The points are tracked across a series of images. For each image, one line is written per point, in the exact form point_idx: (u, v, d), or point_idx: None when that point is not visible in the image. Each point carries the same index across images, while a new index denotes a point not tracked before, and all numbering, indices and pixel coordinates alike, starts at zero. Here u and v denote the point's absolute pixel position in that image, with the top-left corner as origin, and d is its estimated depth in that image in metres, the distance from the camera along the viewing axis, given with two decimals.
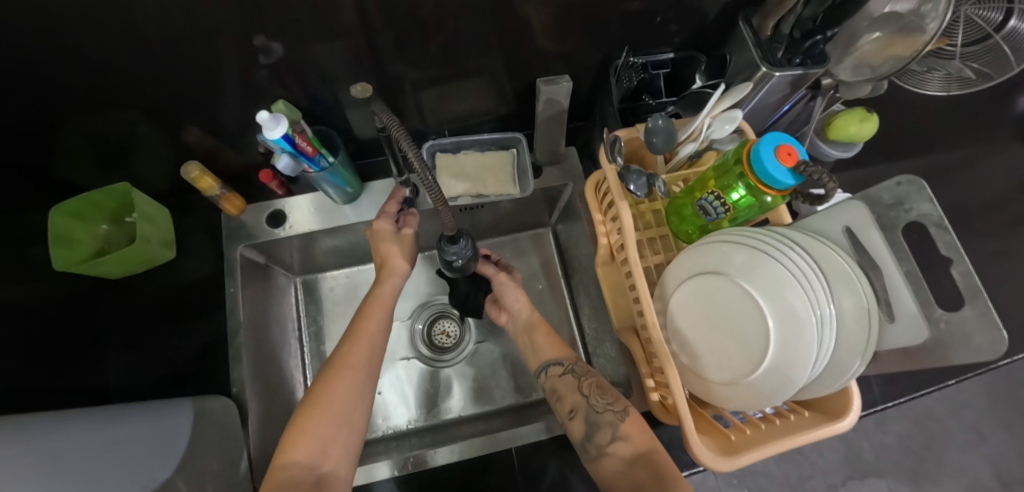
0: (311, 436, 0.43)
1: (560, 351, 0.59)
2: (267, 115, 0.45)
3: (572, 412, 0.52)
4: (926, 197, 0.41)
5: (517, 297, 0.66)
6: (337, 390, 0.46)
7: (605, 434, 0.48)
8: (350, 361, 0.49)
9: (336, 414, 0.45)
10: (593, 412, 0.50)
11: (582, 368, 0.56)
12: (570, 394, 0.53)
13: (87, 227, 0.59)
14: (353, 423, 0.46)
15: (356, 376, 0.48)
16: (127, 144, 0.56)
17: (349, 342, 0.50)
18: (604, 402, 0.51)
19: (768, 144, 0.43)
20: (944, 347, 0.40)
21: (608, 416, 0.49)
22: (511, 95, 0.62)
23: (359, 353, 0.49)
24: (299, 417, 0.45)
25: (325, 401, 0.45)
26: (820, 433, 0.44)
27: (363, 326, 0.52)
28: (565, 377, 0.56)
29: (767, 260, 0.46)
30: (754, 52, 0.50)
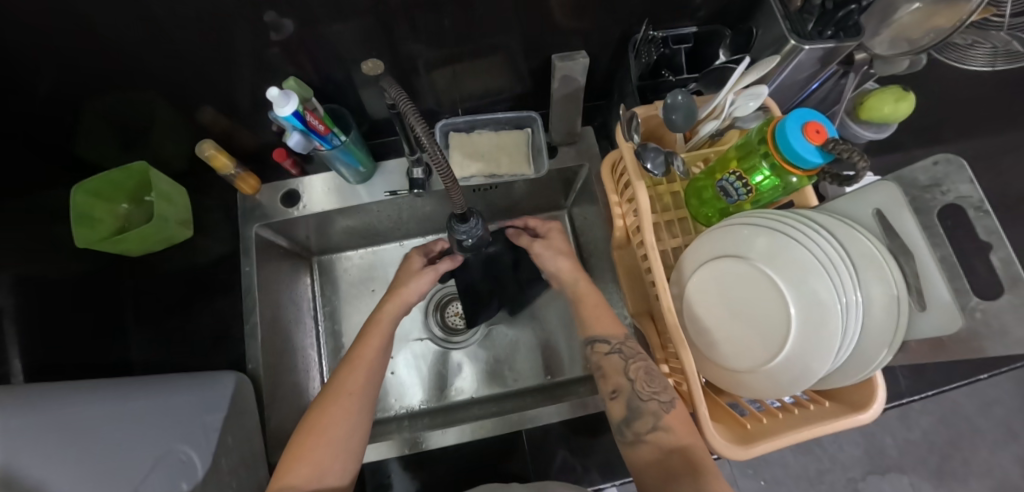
0: (308, 461, 0.45)
1: (612, 327, 0.55)
2: (277, 92, 0.44)
3: (614, 392, 0.51)
4: (966, 177, 0.38)
5: (558, 265, 0.63)
6: (332, 419, 0.48)
7: (646, 422, 0.47)
8: (348, 387, 0.50)
9: (333, 442, 0.46)
10: (636, 397, 0.49)
11: (630, 348, 0.53)
12: (614, 375, 0.52)
13: (108, 206, 0.60)
14: (347, 452, 0.47)
15: (351, 407, 0.49)
16: (143, 123, 0.56)
17: (347, 369, 0.52)
18: (650, 390, 0.48)
19: (795, 121, 0.41)
20: (976, 339, 0.38)
21: (652, 406, 0.47)
22: (526, 73, 0.60)
23: (351, 381, 0.51)
24: (296, 444, 0.46)
25: (322, 428, 0.47)
26: (839, 424, 0.43)
27: (360, 353, 0.53)
28: (612, 356, 0.53)
29: (789, 244, 0.44)
30: (782, 23, 0.47)
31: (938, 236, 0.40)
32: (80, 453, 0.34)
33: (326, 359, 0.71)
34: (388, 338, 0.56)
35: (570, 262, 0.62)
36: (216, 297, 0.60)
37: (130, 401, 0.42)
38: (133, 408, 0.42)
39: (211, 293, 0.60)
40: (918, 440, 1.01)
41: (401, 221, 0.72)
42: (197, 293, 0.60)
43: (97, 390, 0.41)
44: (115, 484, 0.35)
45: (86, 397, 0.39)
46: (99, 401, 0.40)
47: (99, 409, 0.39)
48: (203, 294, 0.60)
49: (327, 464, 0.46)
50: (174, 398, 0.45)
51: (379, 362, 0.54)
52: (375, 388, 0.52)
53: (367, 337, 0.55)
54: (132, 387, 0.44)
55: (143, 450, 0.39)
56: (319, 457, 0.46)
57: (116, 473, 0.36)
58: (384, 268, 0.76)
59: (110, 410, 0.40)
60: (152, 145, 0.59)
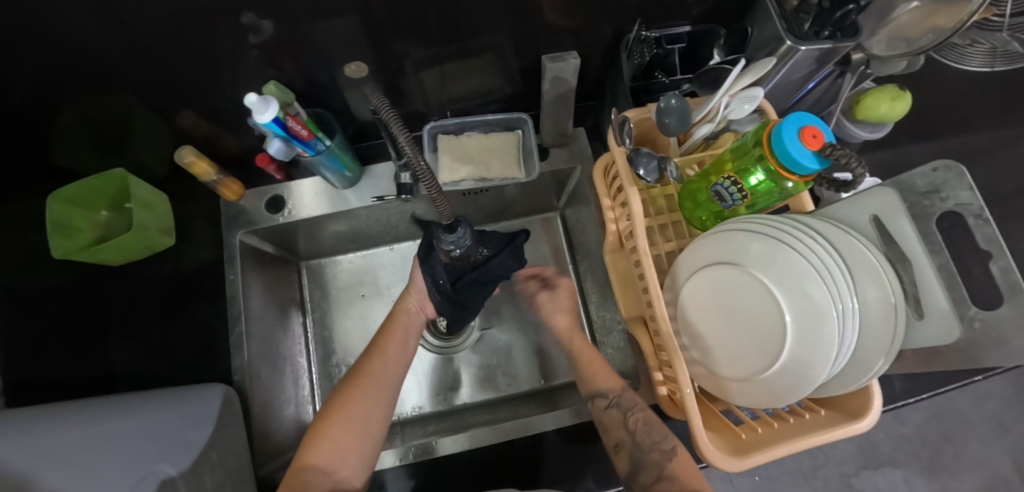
0: (330, 439, 0.47)
1: (611, 380, 0.54)
2: (256, 97, 0.43)
3: (616, 446, 0.48)
4: (966, 184, 0.36)
5: (557, 323, 0.65)
6: (356, 398, 0.50)
7: (650, 474, 0.45)
8: (369, 370, 0.53)
9: (354, 421, 0.48)
10: (639, 450, 0.47)
11: (629, 400, 0.52)
12: (616, 429, 0.49)
13: (87, 215, 0.58)
14: (369, 434, 0.49)
15: (373, 386, 0.52)
16: (120, 128, 0.54)
17: (369, 356, 0.55)
18: (651, 440, 0.47)
19: (791, 125, 0.40)
20: (975, 349, 0.37)
21: (656, 456, 0.46)
22: (516, 73, 0.59)
23: (376, 365, 0.54)
24: (319, 423, 0.48)
25: (344, 408, 0.49)
26: (836, 434, 0.42)
27: (381, 343, 0.57)
28: (611, 411, 0.51)
29: (786, 251, 0.43)
30: (777, 23, 0.45)
31: (936, 244, 0.39)
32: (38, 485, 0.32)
33: (316, 366, 0.70)
34: (409, 332, 0.60)
35: (567, 321, 0.65)
36: (200, 306, 0.58)
37: (94, 427, 0.40)
38: (104, 432, 0.40)
39: (195, 302, 0.58)
40: (912, 435, 1.01)
41: (391, 225, 0.70)
42: (182, 302, 0.58)
43: (58, 421, 0.39)
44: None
45: (42, 429, 0.37)
46: (59, 431, 0.38)
47: (62, 438, 0.37)
48: (187, 304, 0.58)
49: (347, 445, 0.47)
50: (147, 418, 0.44)
51: (403, 355, 0.57)
52: (400, 377, 0.55)
53: (390, 325, 0.59)
54: (96, 413, 0.42)
55: (114, 477, 0.37)
56: (338, 434, 0.47)
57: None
58: (374, 273, 0.75)
59: (70, 440, 0.38)
60: (131, 151, 0.57)
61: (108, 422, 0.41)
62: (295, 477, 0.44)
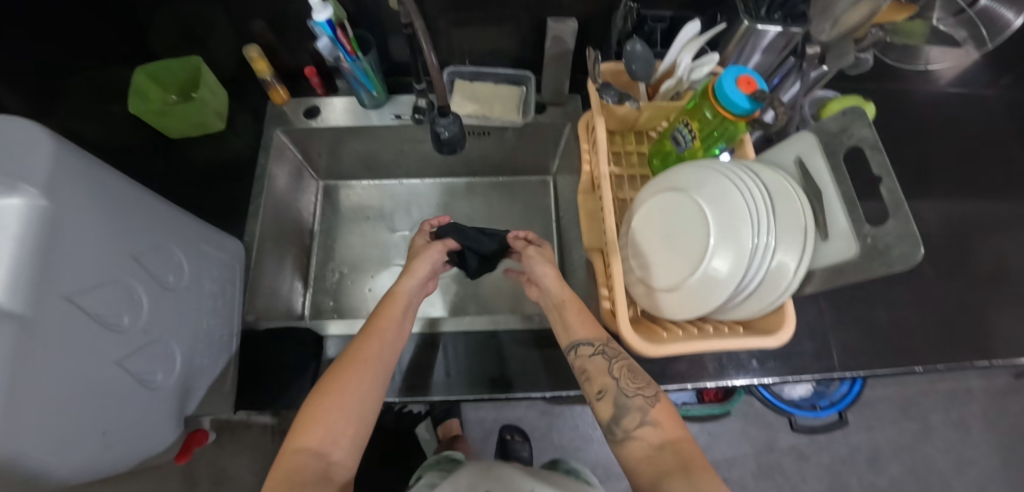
0: (323, 424, 0.47)
1: (593, 330, 0.56)
2: (318, 0, 0.55)
3: (600, 393, 0.52)
4: (866, 122, 0.43)
5: (545, 272, 0.64)
6: (349, 386, 0.50)
7: (634, 419, 0.49)
8: (364, 355, 0.52)
9: (348, 405, 0.48)
10: (623, 395, 0.51)
11: (614, 350, 0.54)
12: (600, 375, 0.53)
13: (160, 92, 0.69)
14: (362, 420, 0.49)
15: (369, 371, 0.51)
16: (204, 29, 0.67)
17: (363, 339, 0.54)
18: (635, 386, 0.51)
19: (730, 75, 0.49)
20: (868, 264, 0.42)
21: (639, 401, 0.50)
22: (528, 38, 0.70)
23: (370, 349, 0.53)
24: (311, 407, 0.48)
25: (339, 393, 0.49)
26: (750, 343, 0.48)
27: (378, 324, 0.56)
28: (596, 358, 0.53)
29: (721, 183, 0.50)
30: (738, 5, 0.56)
31: (842, 175, 0.45)
32: (109, 209, 0.40)
33: (313, 268, 0.78)
34: (405, 309, 0.59)
35: (553, 269, 0.63)
36: (229, 183, 0.68)
37: (152, 197, 0.47)
38: (158, 209, 0.48)
39: (226, 179, 0.68)
40: None
41: (404, 157, 0.80)
42: (216, 177, 0.69)
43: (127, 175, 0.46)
44: (129, 247, 0.42)
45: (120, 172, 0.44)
46: (131, 182, 0.45)
47: (140, 200, 0.45)
48: (219, 179, 0.68)
49: (338, 428, 0.47)
50: (181, 214, 0.52)
51: (399, 332, 0.57)
52: (394, 359, 0.54)
53: (386, 306, 0.58)
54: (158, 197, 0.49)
55: (152, 235, 0.45)
56: (332, 422, 0.47)
57: (132, 239, 0.42)
58: (382, 200, 0.85)
59: (140, 195, 0.45)
60: (206, 52, 0.71)
61: (163, 207, 0.49)
62: (291, 458, 0.45)
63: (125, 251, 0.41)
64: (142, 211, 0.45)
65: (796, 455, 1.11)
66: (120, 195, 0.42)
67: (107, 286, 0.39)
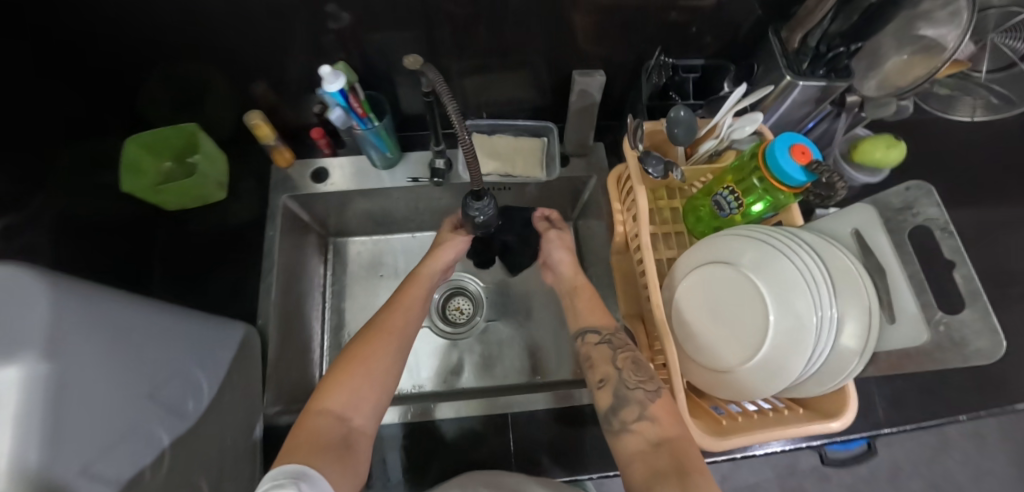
0: (347, 388, 0.47)
1: (601, 318, 0.59)
2: (329, 70, 0.50)
3: (602, 381, 0.52)
4: (934, 202, 0.42)
5: (558, 256, 0.69)
6: (373, 356, 0.50)
7: (632, 412, 0.47)
8: (387, 328, 0.53)
9: (371, 371, 0.48)
10: (623, 386, 0.49)
11: (619, 339, 0.55)
12: (603, 363, 0.53)
13: (154, 161, 0.65)
14: (383, 385, 0.49)
15: (390, 341, 0.52)
16: (201, 91, 0.62)
17: (386, 312, 0.55)
18: (636, 379, 0.49)
19: (783, 144, 0.47)
20: (942, 352, 0.41)
21: (638, 394, 0.48)
22: (549, 88, 0.67)
23: (392, 321, 0.54)
24: (338, 368, 0.48)
25: (364, 358, 0.49)
26: (813, 429, 0.45)
27: (399, 301, 0.57)
28: (601, 345, 0.55)
29: (773, 254, 0.48)
30: (779, 61, 0.53)
31: (908, 254, 0.43)
32: (119, 346, 0.35)
33: (328, 335, 0.74)
34: (427, 292, 0.61)
35: (568, 256, 0.68)
36: (236, 256, 0.63)
37: (160, 312, 0.42)
38: (169, 323, 0.42)
39: (232, 251, 0.63)
40: None
41: (418, 211, 0.76)
42: (221, 250, 0.63)
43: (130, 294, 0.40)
44: (144, 385, 0.36)
45: (123, 296, 0.39)
46: (136, 303, 0.40)
47: (146, 318, 0.40)
48: (225, 252, 0.63)
49: (363, 391, 0.47)
50: (195, 320, 0.46)
51: (421, 309, 0.58)
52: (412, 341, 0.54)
53: (407, 286, 0.60)
54: (165, 308, 0.43)
55: (168, 358, 0.40)
56: (356, 380, 0.47)
57: (145, 374, 0.37)
58: (394, 256, 0.80)
59: (147, 316, 0.40)
60: (202, 113, 0.65)
61: (173, 318, 0.43)
62: (310, 418, 0.44)
63: (139, 390, 0.36)
64: (153, 332, 0.39)
65: (820, 477, 1.11)
66: (127, 323, 0.37)
67: (120, 439, 0.33)
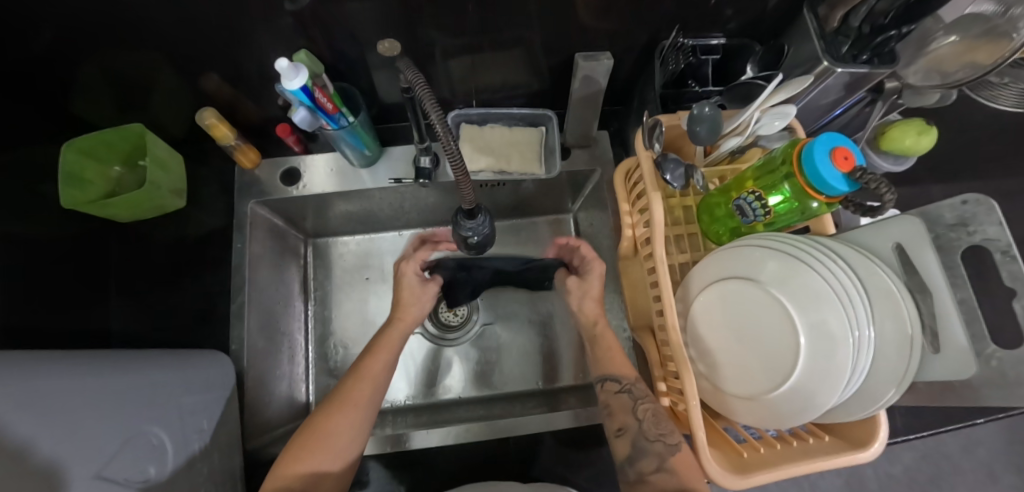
0: (307, 466, 0.44)
1: (624, 368, 0.52)
2: (287, 64, 0.42)
3: (620, 430, 0.48)
4: (995, 220, 0.37)
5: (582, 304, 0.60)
6: (334, 428, 0.46)
7: (650, 463, 0.45)
8: (353, 399, 0.49)
9: (332, 447, 0.45)
10: (642, 438, 0.46)
11: (642, 390, 0.50)
12: (622, 413, 0.49)
13: (99, 167, 0.57)
14: (344, 460, 0.46)
15: (357, 414, 0.48)
16: (144, 87, 0.54)
17: (353, 379, 0.50)
18: (656, 431, 0.46)
19: (823, 145, 0.40)
20: (991, 386, 0.37)
21: (658, 447, 0.45)
22: (546, 71, 0.58)
23: (359, 391, 0.49)
24: (302, 442, 0.45)
25: (325, 438, 0.45)
26: (839, 461, 0.42)
27: (366, 365, 0.52)
28: (621, 395, 0.50)
29: (803, 269, 0.42)
30: (816, 43, 0.45)
31: (958, 277, 0.39)
32: (63, 424, 0.33)
33: (313, 346, 0.69)
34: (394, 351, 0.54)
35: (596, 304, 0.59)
36: (203, 272, 0.58)
37: (116, 376, 0.40)
38: (119, 381, 0.40)
39: (199, 267, 0.57)
40: (900, 474, 1.00)
41: (403, 210, 0.70)
42: (186, 266, 0.57)
43: (69, 361, 0.38)
44: (89, 462, 0.33)
45: (63, 365, 0.37)
46: (86, 372, 0.38)
47: (91, 377, 0.38)
48: (190, 268, 0.57)
49: (327, 467, 0.45)
50: (156, 376, 0.44)
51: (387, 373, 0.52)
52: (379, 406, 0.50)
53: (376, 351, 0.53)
54: (112, 364, 0.41)
55: (115, 425, 0.37)
56: (321, 456, 0.45)
57: (90, 449, 0.34)
58: (380, 257, 0.74)
59: (97, 383, 0.38)
60: (151, 109, 0.57)
61: (120, 372, 0.41)
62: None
63: (85, 467, 0.33)
64: (107, 396, 0.38)
65: None
66: (74, 392, 0.35)
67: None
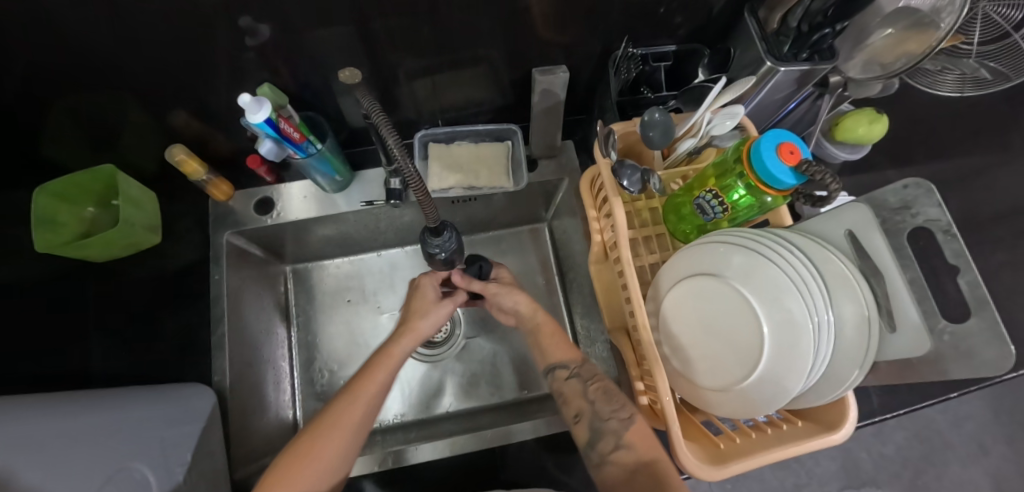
0: None
1: (568, 352, 0.54)
2: (249, 99, 0.43)
3: (577, 416, 0.50)
4: (935, 201, 0.40)
5: (518, 301, 0.59)
6: (317, 457, 0.43)
7: (608, 443, 0.46)
8: (341, 421, 0.45)
9: (313, 475, 0.42)
10: (597, 419, 0.48)
11: (588, 371, 0.53)
12: (576, 399, 0.51)
13: (73, 209, 0.58)
14: (326, 490, 0.43)
15: (345, 439, 0.45)
16: (114, 127, 0.54)
17: (347, 400, 0.47)
18: (608, 410, 0.48)
19: (770, 141, 0.41)
20: (946, 360, 0.39)
21: (613, 425, 0.47)
22: (508, 86, 0.60)
23: (351, 414, 0.46)
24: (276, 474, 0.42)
25: (305, 466, 0.42)
26: (813, 444, 0.43)
27: (363, 385, 0.48)
28: (571, 381, 0.52)
29: (762, 261, 0.44)
30: (759, 45, 0.48)
31: (906, 258, 0.41)
32: (39, 460, 0.34)
33: (298, 371, 0.70)
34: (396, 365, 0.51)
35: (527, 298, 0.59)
36: (182, 307, 0.58)
37: (79, 416, 0.41)
38: (87, 424, 0.40)
39: (176, 301, 0.58)
40: (893, 454, 1.01)
41: (379, 230, 0.71)
42: (163, 301, 0.57)
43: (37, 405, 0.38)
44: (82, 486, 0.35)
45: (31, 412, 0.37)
46: (45, 416, 0.38)
47: (56, 423, 0.38)
48: (168, 302, 0.57)
49: None
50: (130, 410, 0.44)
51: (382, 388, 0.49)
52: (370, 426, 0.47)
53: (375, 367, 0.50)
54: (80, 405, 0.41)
55: (89, 469, 0.37)
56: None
57: (79, 477, 0.35)
58: (360, 278, 0.75)
59: (59, 424, 0.38)
60: (121, 148, 0.58)
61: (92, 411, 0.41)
62: None
63: None
64: (78, 438, 0.38)
65: None
66: (40, 440, 0.36)
67: None
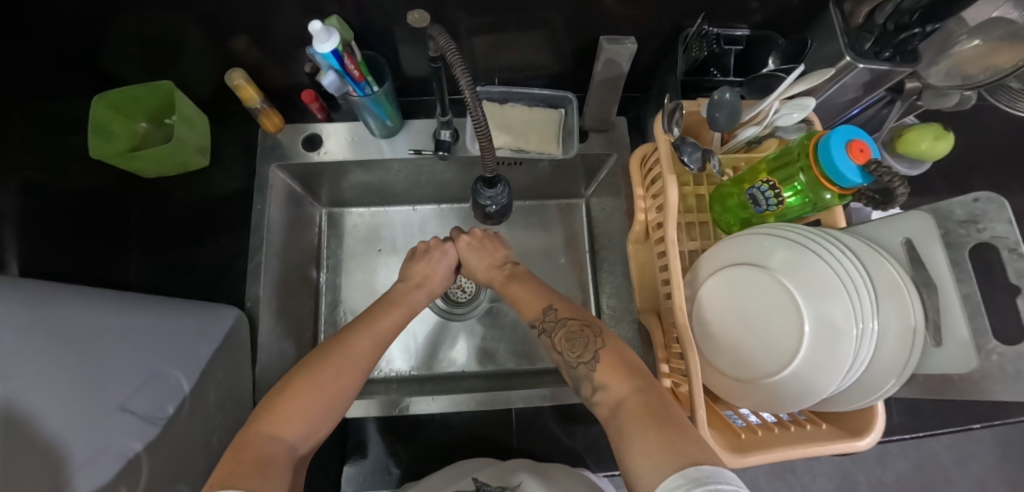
0: (296, 415, 0.41)
1: (533, 308, 0.53)
2: (320, 26, 0.43)
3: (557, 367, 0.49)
4: (1006, 217, 0.38)
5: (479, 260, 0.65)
6: (326, 379, 0.44)
7: (586, 387, 0.44)
8: (352, 351, 0.48)
9: (321, 391, 0.43)
10: (571, 368, 0.46)
11: (550, 318, 0.51)
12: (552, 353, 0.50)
13: (126, 121, 0.59)
14: (330, 412, 0.44)
15: (356, 369, 0.46)
16: (175, 47, 0.55)
17: (358, 330, 0.50)
18: (575, 355, 0.46)
19: (840, 137, 0.40)
20: (987, 381, 0.38)
21: (582, 369, 0.45)
22: (569, 53, 0.59)
23: (361, 343, 0.48)
24: (286, 392, 0.42)
25: (316, 382, 0.44)
26: (835, 447, 0.43)
27: (377, 322, 0.52)
28: (542, 337, 0.51)
29: (809, 257, 0.43)
30: (840, 39, 0.46)
31: (965, 273, 0.40)
32: (79, 362, 0.35)
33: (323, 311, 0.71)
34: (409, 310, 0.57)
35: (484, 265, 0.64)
36: (221, 233, 0.59)
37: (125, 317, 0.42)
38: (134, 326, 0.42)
39: (217, 226, 0.59)
40: (891, 481, 1.00)
41: (418, 183, 0.71)
42: (203, 224, 0.58)
43: (88, 303, 0.40)
44: (110, 396, 0.37)
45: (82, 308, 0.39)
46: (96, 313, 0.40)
47: (107, 320, 0.40)
48: (208, 226, 0.58)
49: (313, 415, 0.42)
50: (172, 318, 0.46)
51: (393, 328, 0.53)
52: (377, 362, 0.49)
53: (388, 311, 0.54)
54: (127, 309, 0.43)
55: (129, 368, 0.39)
56: (308, 411, 0.42)
57: (103, 387, 0.36)
58: (393, 229, 0.76)
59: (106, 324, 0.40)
60: (179, 68, 0.58)
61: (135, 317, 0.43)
62: (243, 443, 0.38)
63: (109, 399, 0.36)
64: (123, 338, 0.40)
65: None
66: (89, 335, 0.37)
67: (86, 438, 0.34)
